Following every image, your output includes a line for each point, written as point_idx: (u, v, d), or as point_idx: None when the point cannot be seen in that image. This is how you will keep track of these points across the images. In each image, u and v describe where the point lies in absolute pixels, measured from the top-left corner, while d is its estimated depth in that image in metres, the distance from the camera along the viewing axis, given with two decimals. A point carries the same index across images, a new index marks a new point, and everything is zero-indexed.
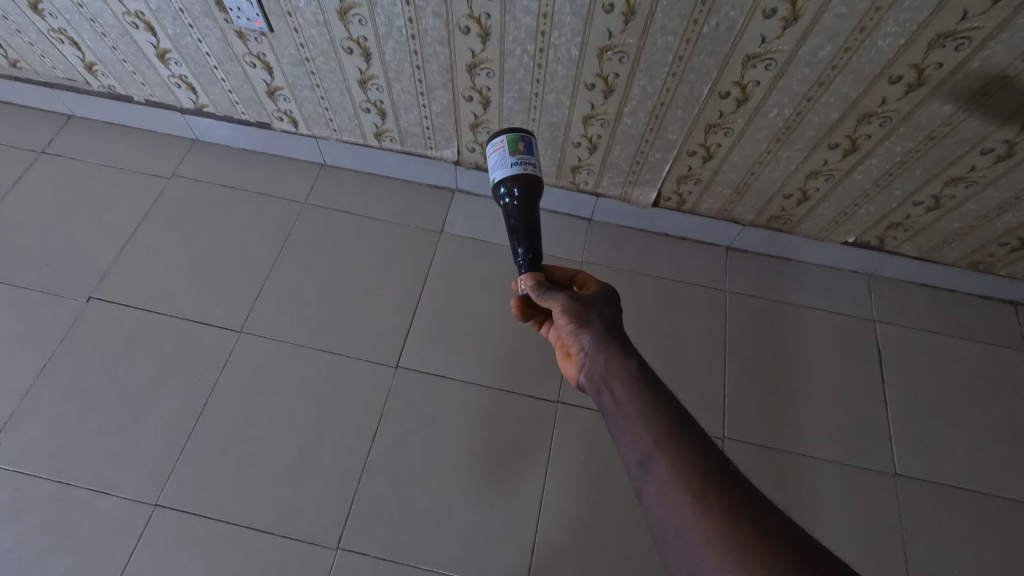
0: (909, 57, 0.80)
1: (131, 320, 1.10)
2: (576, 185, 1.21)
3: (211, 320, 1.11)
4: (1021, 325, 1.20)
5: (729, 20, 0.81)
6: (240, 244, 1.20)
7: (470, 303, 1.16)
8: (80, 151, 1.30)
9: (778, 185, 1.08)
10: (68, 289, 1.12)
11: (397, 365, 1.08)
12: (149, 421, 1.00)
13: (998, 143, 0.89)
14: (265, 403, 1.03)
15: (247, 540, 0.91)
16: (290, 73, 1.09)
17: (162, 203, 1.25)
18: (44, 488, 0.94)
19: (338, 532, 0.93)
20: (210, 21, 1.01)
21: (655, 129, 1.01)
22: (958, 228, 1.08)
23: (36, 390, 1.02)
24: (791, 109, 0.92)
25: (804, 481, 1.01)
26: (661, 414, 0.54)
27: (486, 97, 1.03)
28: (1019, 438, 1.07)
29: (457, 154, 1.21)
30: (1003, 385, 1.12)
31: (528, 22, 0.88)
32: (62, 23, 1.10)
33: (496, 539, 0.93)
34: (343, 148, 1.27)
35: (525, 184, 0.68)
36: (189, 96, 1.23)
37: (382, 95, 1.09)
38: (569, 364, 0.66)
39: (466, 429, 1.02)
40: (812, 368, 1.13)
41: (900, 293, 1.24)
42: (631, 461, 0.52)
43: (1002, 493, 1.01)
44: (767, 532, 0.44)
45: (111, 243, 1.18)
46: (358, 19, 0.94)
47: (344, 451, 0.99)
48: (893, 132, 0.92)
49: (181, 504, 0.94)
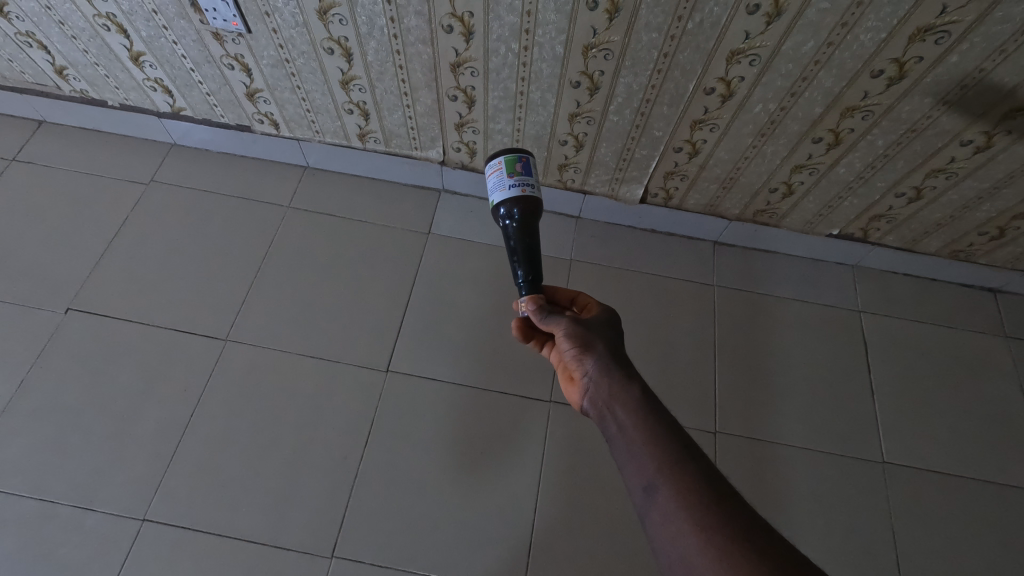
0: (890, 51, 0.81)
1: (111, 331, 1.07)
2: (563, 184, 1.20)
3: (195, 329, 1.09)
4: (1000, 311, 1.23)
5: (713, 17, 0.81)
6: (223, 249, 1.18)
7: (460, 305, 1.15)
8: (52, 158, 1.27)
9: (763, 180, 1.09)
10: (44, 301, 1.09)
11: (387, 370, 1.07)
12: (134, 434, 0.98)
13: (976, 135, 0.90)
14: (253, 412, 1.01)
15: (238, 552, 0.90)
16: (269, 75, 1.07)
17: (140, 210, 1.22)
18: (26, 506, 0.91)
19: (332, 541, 0.91)
20: (185, 22, 0.99)
21: (641, 125, 1.01)
22: (939, 218, 1.10)
23: (12, 406, 0.99)
24: (776, 104, 0.92)
25: (794, 472, 1.02)
26: (665, 440, 0.54)
27: (471, 97, 1.02)
28: (1001, 422, 1.09)
29: (443, 154, 1.20)
30: (984, 372, 1.15)
31: (512, 20, 0.87)
32: (29, 26, 1.06)
33: (492, 541, 0.93)
34: (327, 150, 1.25)
35: (525, 206, 0.68)
36: (165, 99, 1.20)
37: (365, 96, 1.08)
38: (572, 388, 0.67)
39: (459, 431, 1.02)
40: (800, 360, 1.14)
41: (884, 284, 1.26)
42: (635, 488, 0.53)
43: (985, 477, 1.04)
44: (772, 561, 0.44)
45: (88, 252, 1.15)
46: (338, 19, 0.92)
47: (336, 458, 0.98)
48: (876, 127, 0.93)
49: (168, 517, 0.92)
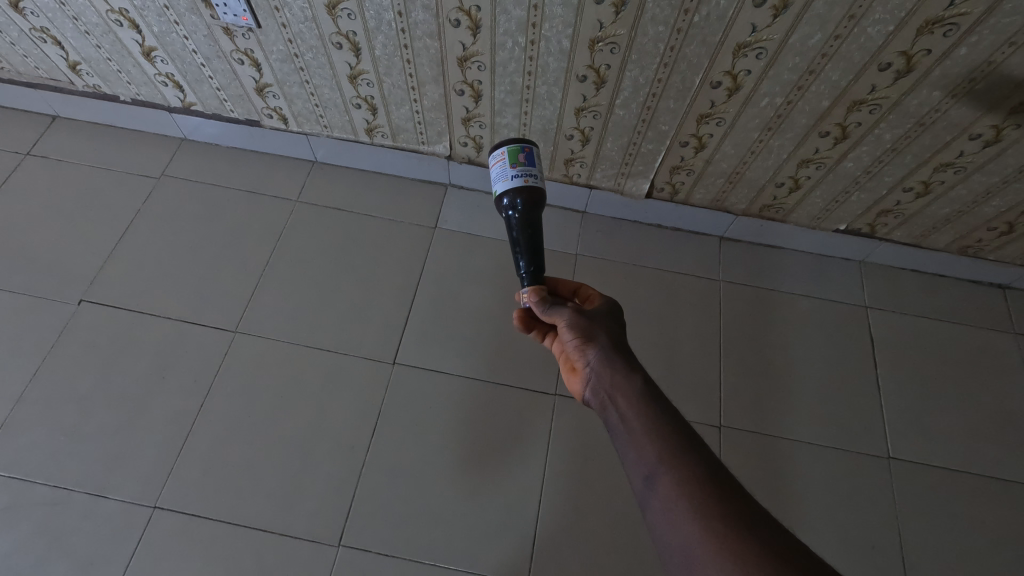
0: (898, 44, 0.81)
1: (122, 323, 1.09)
2: (569, 178, 1.21)
3: (204, 321, 1.10)
4: (1009, 307, 1.22)
5: (719, 10, 0.81)
6: (232, 243, 1.19)
7: (465, 298, 1.16)
8: (66, 153, 1.29)
9: (770, 175, 1.09)
10: (58, 293, 1.11)
11: (393, 362, 1.08)
12: (144, 423, 1.00)
13: (986, 128, 0.90)
14: (260, 403, 1.02)
15: (247, 540, 0.91)
16: (279, 70, 1.08)
17: (152, 203, 1.23)
18: (40, 493, 0.93)
19: (338, 530, 0.93)
20: (196, 17, 1.00)
21: (647, 120, 1.01)
22: (948, 213, 1.09)
23: (27, 396, 1.01)
24: (782, 98, 0.92)
25: (798, 468, 1.02)
26: (666, 430, 0.55)
27: (477, 91, 1.03)
28: (1010, 420, 1.09)
29: (449, 149, 1.21)
30: (993, 369, 1.14)
31: (519, 15, 0.87)
32: (43, 21, 1.08)
33: (497, 533, 0.94)
34: (335, 146, 1.27)
35: (527, 196, 0.69)
36: (176, 94, 1.21)
37: (373, 91, 1.09)
38: (573, 378, 0.67)
39: (464, 424, 1.03)
40: (805, 356, 1.14)
41: (892, 279, 1.25)
42: (635, 476, 0.54)
43: (993, 474, 1.03)
44: (770, 549, 0.45)
45: (101, 245, 1.17)
46: (347, 14, 0.93)
47: (343, 448, 0.99)
48: (883, 120, 0.93)
49: (180, 505, 0.93)
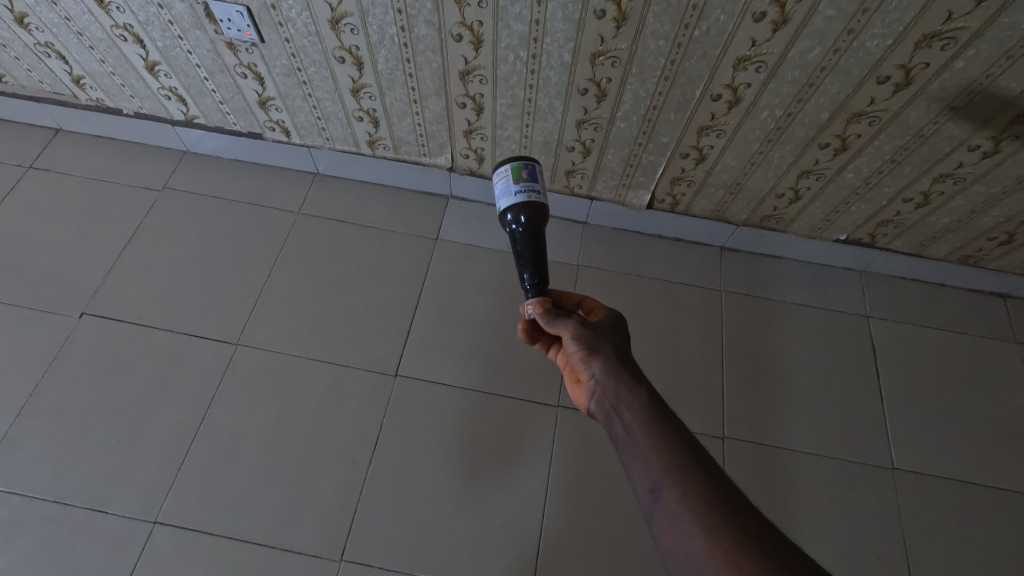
0: (896, 58, 0.81)
1: (124, 336, 1.09)
2: (570, 189, 1.21)
3: (206, 333, 1.10)
4: (1010, 317, 1.22)
5: (719, 24, 0.82)
6: (234, 255, 1.19)
7: (468, 310, 1.16)
8: (68, 166, 1.29)
9: (770, 185, 1.10)
10: (59, 305, 1.11)
11: (396, 375, 1.07)
12: (145, 437, 0.99)
13: (984, 140, 0.91)
14: (262, 417, 1.02)
15: (248, 554, 0.90)
16: (281, 83, 1.09)
17: (154, 215, 1.24)
18: (39, 508, 0.92)
19: (341, 544, 0.92)
20: (200, 32, 1.01)
21: (648, 132, 1.02)
22: (947, 223, 1.09)
23: (27, 411, 1.00)
24: (782, 110, 0.93)
25: (802, 479, 1.02)
26: (671, 442, 0.55)
27: (479, 104, 1.04)
28: (1013, 429, 1.08)
29: (451, 161, 1.21)
30: (994, 379, 1.14)
31: (521, 29, 0.88)
32: (48, 36, 1.09)
33: (501, 546, 0.93)
34: (337, 157, 1.27)
35: (531, 212, 0.69)
36: (179, 107, 1.22)
37: (375, 104, 1.09)
38: (578, 391, 0.67)
39: (467, 436, 1.02)
40: (808, 366, 1.14)
41: (893, 289, 1.26)
42: (641, 489, 0.54)
43: (997, 484, 1.03)
44: (777, 563, 0.45)
45: (103, 258, 1.17)
46: (350, 29, 0.94)
47: (346, 461, 0.99)
48: (882, 131, 0.93)
49: (181, 520, 0.93)
